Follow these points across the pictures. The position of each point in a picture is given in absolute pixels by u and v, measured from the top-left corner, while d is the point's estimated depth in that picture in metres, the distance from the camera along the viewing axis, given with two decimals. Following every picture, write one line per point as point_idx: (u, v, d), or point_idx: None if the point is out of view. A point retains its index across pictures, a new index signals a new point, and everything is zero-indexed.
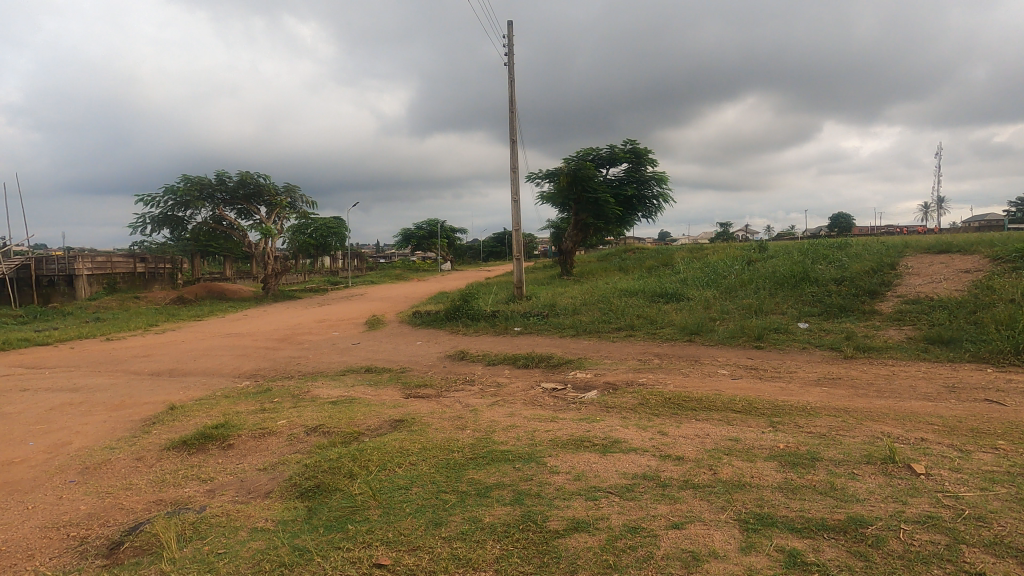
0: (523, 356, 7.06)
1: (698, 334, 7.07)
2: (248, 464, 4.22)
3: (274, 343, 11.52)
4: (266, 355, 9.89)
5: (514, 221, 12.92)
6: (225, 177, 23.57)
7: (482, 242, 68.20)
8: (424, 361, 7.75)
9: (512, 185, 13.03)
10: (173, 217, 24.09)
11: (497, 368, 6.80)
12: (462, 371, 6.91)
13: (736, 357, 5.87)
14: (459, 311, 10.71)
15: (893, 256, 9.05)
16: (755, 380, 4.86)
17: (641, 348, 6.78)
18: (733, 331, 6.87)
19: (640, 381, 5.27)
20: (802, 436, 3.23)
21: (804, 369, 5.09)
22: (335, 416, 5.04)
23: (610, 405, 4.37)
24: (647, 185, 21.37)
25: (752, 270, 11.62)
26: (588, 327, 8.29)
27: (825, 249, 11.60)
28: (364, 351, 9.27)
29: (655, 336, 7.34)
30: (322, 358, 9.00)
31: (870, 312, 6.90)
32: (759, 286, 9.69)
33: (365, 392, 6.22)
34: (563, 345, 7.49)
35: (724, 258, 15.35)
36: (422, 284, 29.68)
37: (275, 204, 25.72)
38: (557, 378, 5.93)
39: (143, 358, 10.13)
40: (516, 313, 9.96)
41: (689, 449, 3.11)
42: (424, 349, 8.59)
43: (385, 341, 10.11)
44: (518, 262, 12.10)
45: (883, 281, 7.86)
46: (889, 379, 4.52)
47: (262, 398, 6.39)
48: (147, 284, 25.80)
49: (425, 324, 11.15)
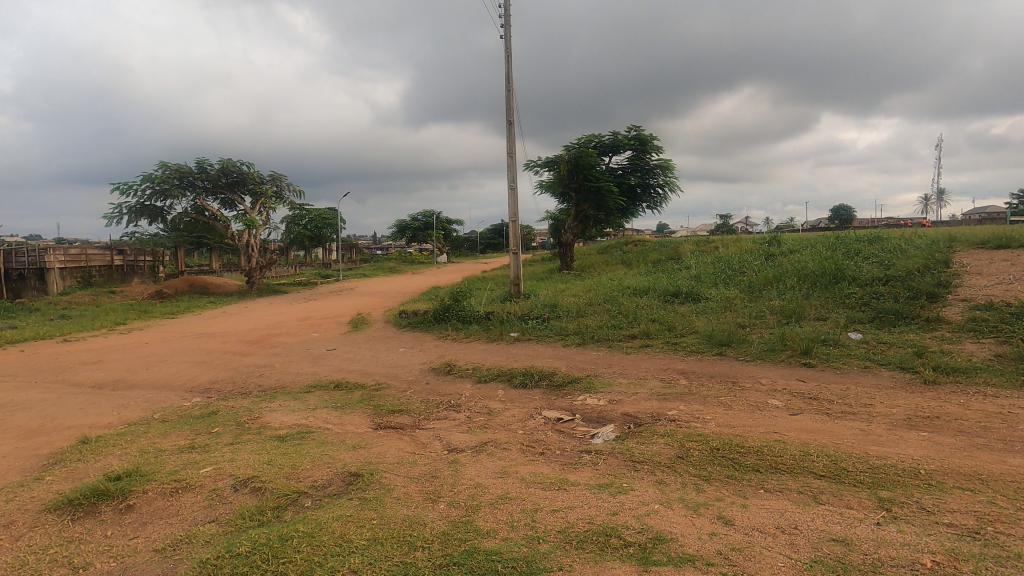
0: (519, 373, 5.89)
1: (729, 346, 5.92)
2: (141, 543, 3.05)
3: (243, 347, 10.32)
4: (229, 363, 8.70)
5: (510, 212, 11.76)
6: (207, 164, 22.33)
7: (479, 233, 66.94)
8: (404, 376, 6.57)
9: (510, 172, 11.87)
10: (151, 207, 22.83)
11: (488, 388, 5.63)
12: (447, 390, 5.75)
13: (784, 379, 4.75)
14: (448, 312, 9.55)
15: (944, 251, 7.93)
16: (822, 417, 3.73)
17: (662, 364, 5.64)
18: (772, 343, 5.73)
19: (669, 413, 4.11)
20: (949, 540, 2.10)
21: (882, 400, 3.96)
22: (275, 461, 3.87)
23: (638, 457, 3.23)
24: (652, 173, 20.17)
25: (775, 266, 10.50)
26: (596, 333, 7.18)
27: (857, 242, 10.47)
28: (337, 360, 8.07)
29: (677, 346, 6.22)
30: (290, 368, 7.80)
31: (934, 319, 5.78)
32: (789, 285, 8.57)
33: (327, 420, 5.08)
34: (568, 358, 6.33)
35: (737, 252, 14.23)
36: (417, 278, 28.44)
37: (260, 194, 24.51)
38: (563, 406, 4.76)
39: (90, 366, 8.94)
40: (512, 315, 8.82)
41: (780, 565, 1.99)
42: (405, 359, 7.42)
43: (363, 347, 8.90)
44: (516, 257, 10.92)
45: (940, 282, 6.75)
46: (1010, 420, 3.40)
47: (202, 425, 5.23)
48: (126, 278, 24.53)
49: (412, 327, 10.00)
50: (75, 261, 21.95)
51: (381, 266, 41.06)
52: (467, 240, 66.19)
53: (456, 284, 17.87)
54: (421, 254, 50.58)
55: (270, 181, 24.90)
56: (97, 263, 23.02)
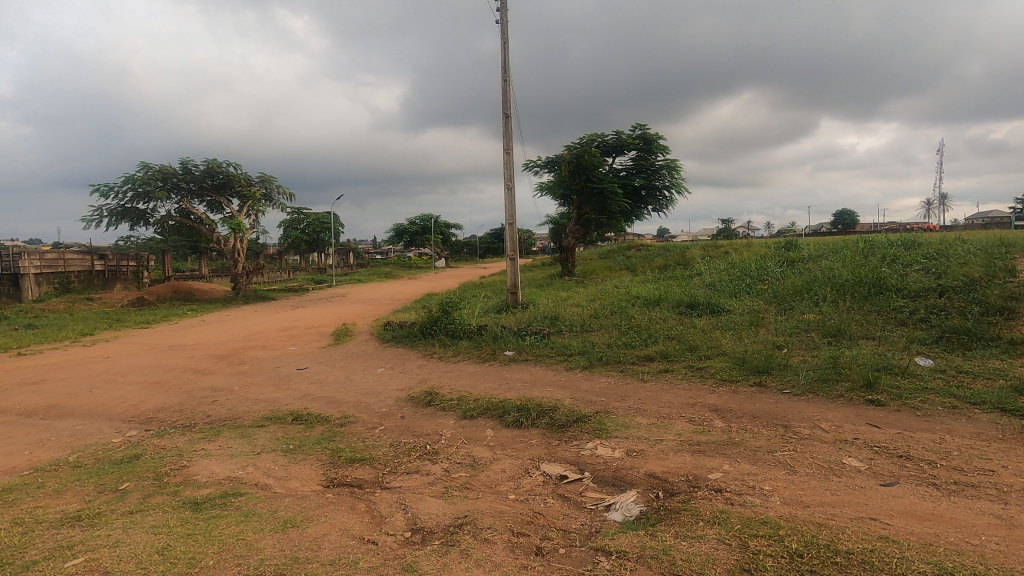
0: (512, 406, 4.82)
1: (769, 374, 4.89)
2: None
3: (208, 364, 9.25)
4: (185, 384, 7.61)
5: (508, 214, 10.73)
6: (191, 165, 21.31)
7: (479, 237, 65.91)
8: (376, 407, 5.49)
9: (507, 171, 10.83)
10: (133, 209, 21.78)
11: (474, 427, 4.55)
12: (425, 428, 4.71)
13: (853, 425, 3.69)
14: (435, 325, 8.51)
15: (1005, 257, 6.89)
16: (930, 492, 2.67)
17: (689, 398, 4.58)
18: (823, 372, 4.68)
19: (711, 478, 3.05)
20: None
21: (1007, 465, 2.89)
22: (173, 548, 2.80)
23: (682, 568, 2.17)
24: (657, 175, 19.16)
25: (801, 273, 9.46)
26: (605, 353, 6.14)
27: (891, 248, 9.43)
28: (305, 382, 6.99)
29: (704, 373, 5.17)
30: (248, 393, 6.72)
31: (1019, 342, 4.74)
32: (823, 298, 7.54)
33: (269, 471, 4.02)
34: (572, 385, 5.28)
35: (753, 258, 13.19)
36: (412, 285, 27.35)
37: (247, 196, 23.51)
38: (567, 458, 3.71)
39: (28, 388, 7.84)
40: (508, 330, 7.75)
41: None
42: (382, 384, 6.36)
43: (337, 366, 7.81)
44: (513, 263, 9.86)
45: (1012, 293, 5.71)
46: None
47: (114, 476, 4.15)
48: (108, 284, 23.47)
49: (395, 341, 8.95)
50: (52, 267, 20.90)
51: (377, 271, 39.98)
52: (466, 245, 65.26)
53: (450, 291, 16.80)
54: (420, 258, 49.65)
55: (258, 184, 23.98)
56: (76, 268, 21.97)
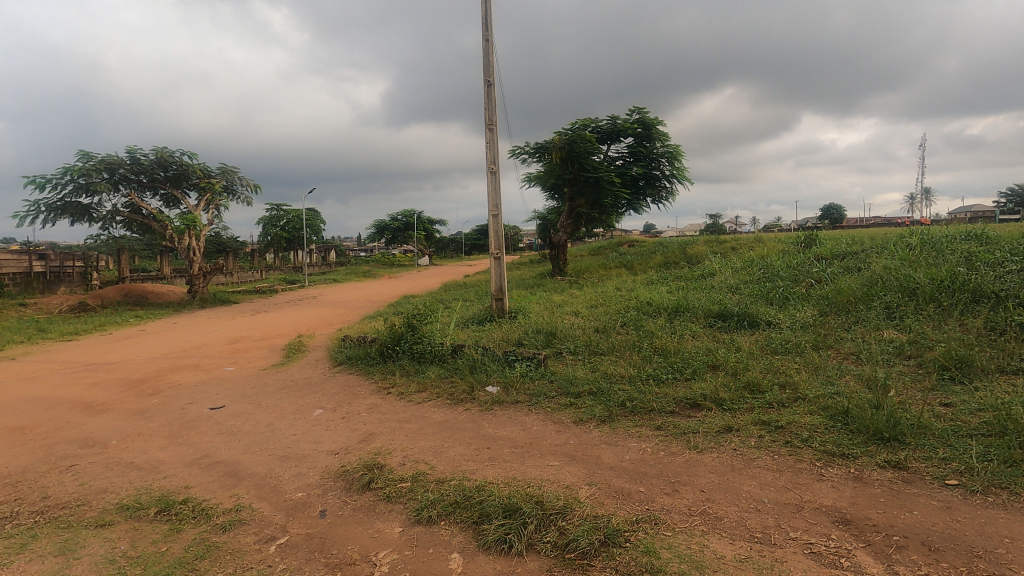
0: (497, 504, 2.94)
1: (899, 443, 3.08)
2: None
3: (109, 395, 7.26)
4: (54, 433, 5.61)
5: (491, 203, 8.86)
6: (139, 153, 19.06)
7: (464, 234, 63.98)
8: (288, 492, 3.59)
9: (491, 151, 8.93)
10: (73, 203, 19.43)
11: (431, 552, 2.67)
12: (350, 547, 2.82)
13: None
14: (397, 346, 6.62)
15: None
16: None
17: (790, 495, 2.76)
18: (1001, 446, 2.88)
19: None
20: None
21: None
22: None
23: None
24: (658, 163, 17.35)
25: (850, 274, 7.72)
26: (629, 394, 4.31)
27: (958, 243, 7.73)
28: (210, 433, 5.04)
29: (795, 437, 3.33)
30: (125, 452, 4.76)
31: None
32: (903, 309, 5.76)
33: None
34: (589, 456, 3.43)
35: (776, 255, 11.47)
36: (390, 286, 25.30)
37: (206, 189, 21.33)
38: None
39: None
40: (490, 353, 5.89)
41: None
42: (310, 442, 4.44)
43: (264, 404, 5.86)
44: (497, 262, 7.98)
45: None
46: None
47: None
48: (50, 288, 21.13)
49: (349, 364, 7.03)
50: None
51: (356, 269, 37.94)
52: (452, 242, 63.24)
53: (427, 294, 14.88)
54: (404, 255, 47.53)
55: (219, 175, 21.80)
56: (11, 270, 19.64)
